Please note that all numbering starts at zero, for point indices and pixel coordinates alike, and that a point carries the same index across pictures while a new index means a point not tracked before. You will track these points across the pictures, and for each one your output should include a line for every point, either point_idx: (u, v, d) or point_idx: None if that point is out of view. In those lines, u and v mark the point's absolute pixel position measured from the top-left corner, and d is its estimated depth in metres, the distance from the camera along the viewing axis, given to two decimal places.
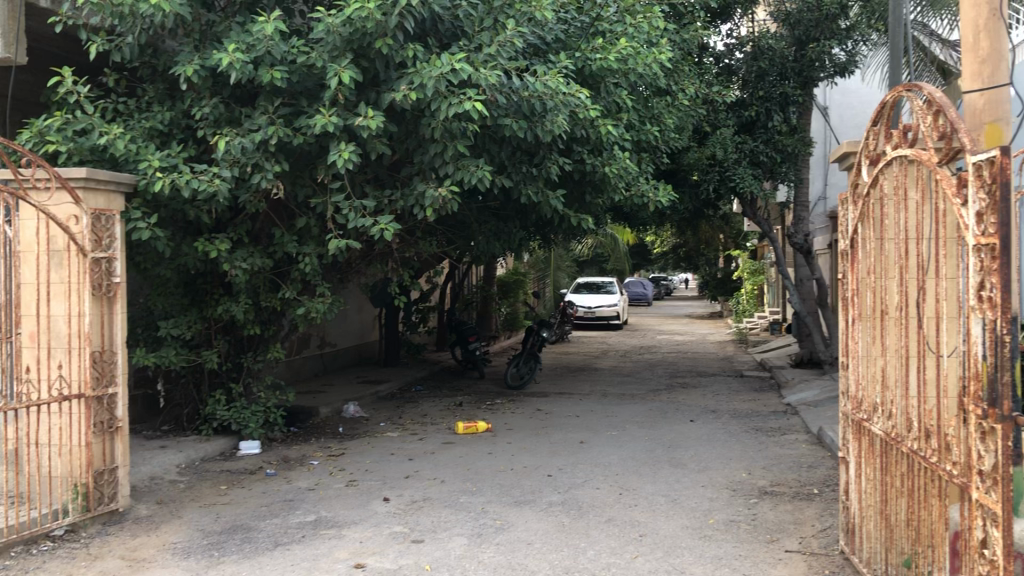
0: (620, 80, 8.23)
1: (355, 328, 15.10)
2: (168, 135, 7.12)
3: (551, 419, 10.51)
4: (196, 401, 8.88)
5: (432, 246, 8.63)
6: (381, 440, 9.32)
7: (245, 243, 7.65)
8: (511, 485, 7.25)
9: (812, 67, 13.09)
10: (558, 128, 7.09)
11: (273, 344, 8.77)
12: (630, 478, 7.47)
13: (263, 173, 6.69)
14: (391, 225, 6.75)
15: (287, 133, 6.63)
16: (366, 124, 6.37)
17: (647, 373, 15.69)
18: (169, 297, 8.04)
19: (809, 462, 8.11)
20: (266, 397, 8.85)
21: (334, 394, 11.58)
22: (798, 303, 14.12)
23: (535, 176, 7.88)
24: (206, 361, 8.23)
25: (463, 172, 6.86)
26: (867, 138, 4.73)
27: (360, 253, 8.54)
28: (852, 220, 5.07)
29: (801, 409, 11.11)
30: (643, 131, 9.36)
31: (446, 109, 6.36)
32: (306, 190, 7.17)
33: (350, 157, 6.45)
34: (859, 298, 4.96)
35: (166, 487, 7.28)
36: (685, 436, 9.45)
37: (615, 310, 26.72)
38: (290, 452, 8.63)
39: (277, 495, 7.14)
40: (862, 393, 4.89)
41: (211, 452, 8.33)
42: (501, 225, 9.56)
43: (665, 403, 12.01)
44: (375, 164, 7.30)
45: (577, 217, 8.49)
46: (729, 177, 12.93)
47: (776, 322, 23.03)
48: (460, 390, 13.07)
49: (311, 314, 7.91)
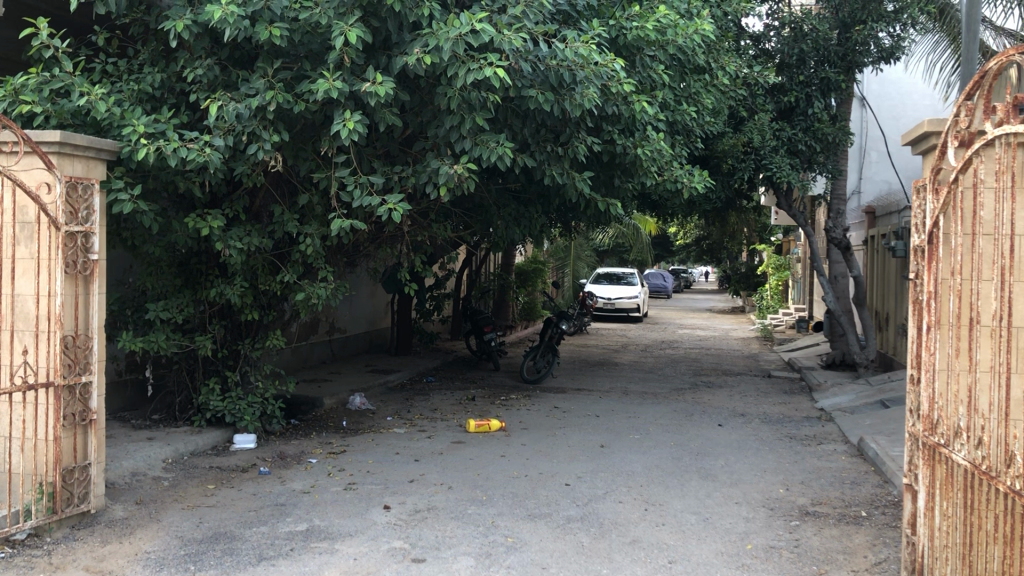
0: (658, 52, 7.49)
1: (365, 314, 14.47)
2: (159, 100, 6.49)
3: (568, 419, 9.83)
4: (189, 389, 8.29)
5: (448, 231, 7.96)
6: (385, 436, 8.69)
7: (241, 221, 7.02)
8: (525, 495, 6.59)
9: (856, 52, 12.25)
10: (589, 102, 6.39)
11: (273, 331, 8.15)
12: (655, 491, 6.78)
13: (261, 143, 6.05)
14: (400, 205, 6.11)
15: (287, 99, 5.96)
16: (374, 90, 5.69)
17: (670, 370, 14.97)
18: (160, 278, 7.43)
19: (852, 478, 7.38)
20: (263, 387, 8.25)
21: (339, 385, 10.98)
22: (832, 301, 13.35)
23: (560, 156, 7.19)
24: (200, 346, 7.62)
25: (481, 148, 6.19)
26: (956, 114, 4.02)
27: (369, 235, 7.89)
28: (930, 210, 4.34)
29: (837, 416, 10.37)
30: (677, 111, 8.61)
31: (463, 76, 5.67)
32: (308, 164, 6.50)
33: (356, 127, 5.77)
34: (937, 303, 4.25)
35: (148, 484, 6.65)
36: (714, 443, 8.75)
37: (636, 302, 25.99)
38: (287, 448, 8.02)
39: (268, 498, 6.52)
40: (938, 413, 4.21)
41: (202, 446, 7.73)
42: (522, 209, 8.86)
43: (690, 404, 11.30)
44: (385, 137, 6.62)
45: (606, 202, 7.76)
46: (765, 165, 12.16)
47: (803, 320, 22.20)
48: (473, 383, 12.43)
49: (311, 300, 7.25)
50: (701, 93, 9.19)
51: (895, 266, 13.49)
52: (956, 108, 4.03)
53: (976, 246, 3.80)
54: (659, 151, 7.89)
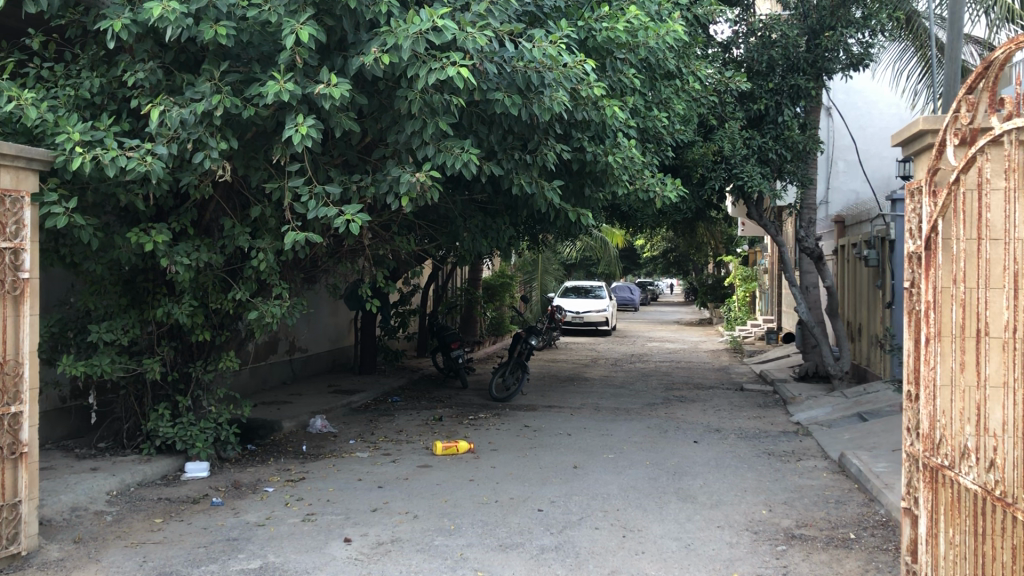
0: (628, 56, 7.21)
1: (327, 332, 14.00)
2: (98, 106, 6.03)
3: (539, 438, 9.45)
4: (138, 415, 7.80)
5: (412, 244, 7.57)
6: (347, 461, 8.26)
7: (189, 235, 6.59)
8: (495, 523, 6.20)
9: (826, 59, 12.09)
10: (558, 105, 6.06)
11: (226, 352, 7.69)
12: (633, 516, 6.42)
13: (207, 151, 5.63)
14: (359, 216, 5.73)
15: (235, 104, 5.56)
16: (329, 93, 5.32)
17: (641, 385, 14.65)
18: (103, 297, 6.95)
19: (836, 496, 7.07)
20: (217, 412, 7.78)
21: (300, 407, 10.50)
22: (805, 312, 13.13)
23: (528, 164, 6.87)
24: (148, 369, 7.15)
25: (445, 155, 5.83)
26: (956, 110, 3.72)
27: (327, 249, 7.48)
28: (927, 213, 4.05)
29: (815, 430, 10.10)
30: (647, 118, 8.33)
31: (425, 76, 5.31)
32: (260, 174, 6.10)
33: (309, 132, 5.39)
34: (937, 313, 3.96)
35: (89, 520, 6.17)
36: (691, 461, 8.42)
37: (604, 315, 25.74)
38: (243, 476, 7.55)
39: (220, 532, 6.06)
40: (940, 432, 3.91)
41: (150, 476, 7.24)
42: (489, 220, 8.51)
43: (664, 419, 10.97)
44: (342, 144, 6.24)
45: (577, 211, 7.41)
46: (736, 174, 11.95)
47: (773, 331, 22.04)
48: (439, 402, 12.01)
49: (265, 319, 6.82)
50: (671, 99, 8.92)
51: (866, 275, 13.31)
52: (955, 103, 3.72)
53: (984, 251, 3.50)
54: (630, 159, 7.56)
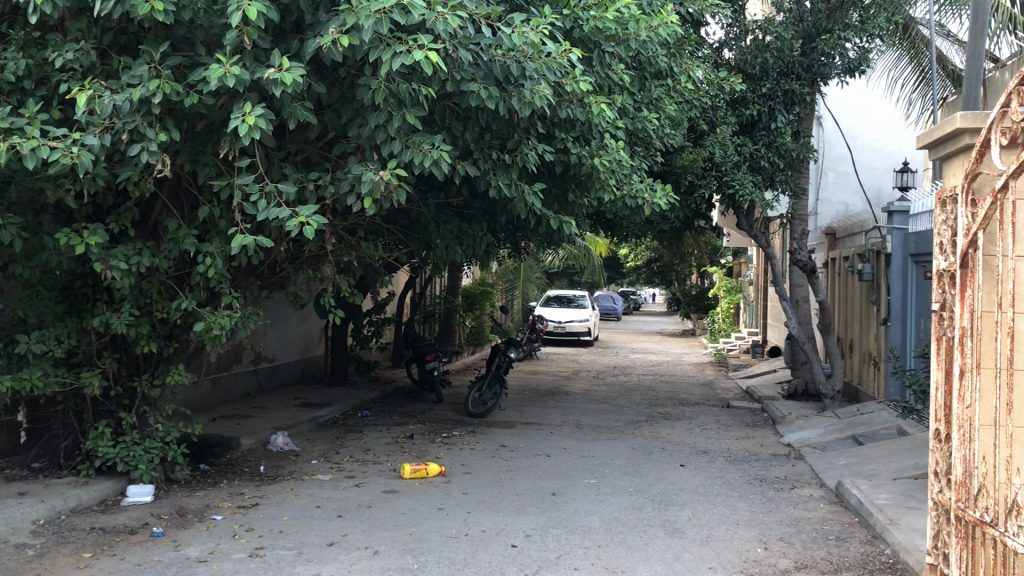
0: (617, 49, 6.67)
1: (296, 341, 13.34)
2: (25, 91, 5.36)
3: (516, 460, 8.84)
4: (77, 433, 7.12)
5: (379, 250, 6.95)
6: (306, 485, 7.61)
7: (130, 237, 5.94)
8: (463, 562, 5.58)
9: (822, 64, 11.59)
10: (540, 99, 5.50)
11: (175, 365, 7.03)
12: (616, 554, 5.81)
13: (145, 142, 5.02)
14: (315, 218, 5.12)
15: (177, 90, 4.96)
16: (280, 79, 4.72)
17: (623, 400, 14.04)
18: (36, 304, 6.28)
19: (836, 532, 6.48)
20: (165, 430, 7.10)
21: (261, 422, 9.83)
22: (796, 327, 12.57)
23: (507, 165, 6.28)
24: (86, 384, 6.49)
25: (412, 151, 5.23)
26: (1005, 105, 3.15)
27: (286, 255, 6.83)
28: (961, 224, 3.51)
29: (808, 454, 9.55)
30: (637, 119, 7.78)
31: (389, 61, 4.73)
32: (207, 170, 5.49)
33: (258, 122, 4.78)
34: (975, 341, 3.39)
35: (6, 556, 5.48)
36: (678, 488, 7.83)
37: (586, 326, 25.19)
38: (190, 501, 6.89)
39: (154, 569, 5.39)
40: (979, 481, 3.34)
41: (86, 501, 6.58)
42: (465, 226, 7.90)
43: (648, 439, 10.38)
44: (300, 139, 5.64)
45: (559, 218, 6.81)
46: (727, 182, 11.43)
47: (758, 344, 21.53)
48: (412, 417, 11.37)
49: (213, 331, 6.18)
50: (662, 100, 8.36)
51: (859, 289, 12.79)
52: (1005, 96, 3.16)
53: None
54: (618, 162, 6.98)
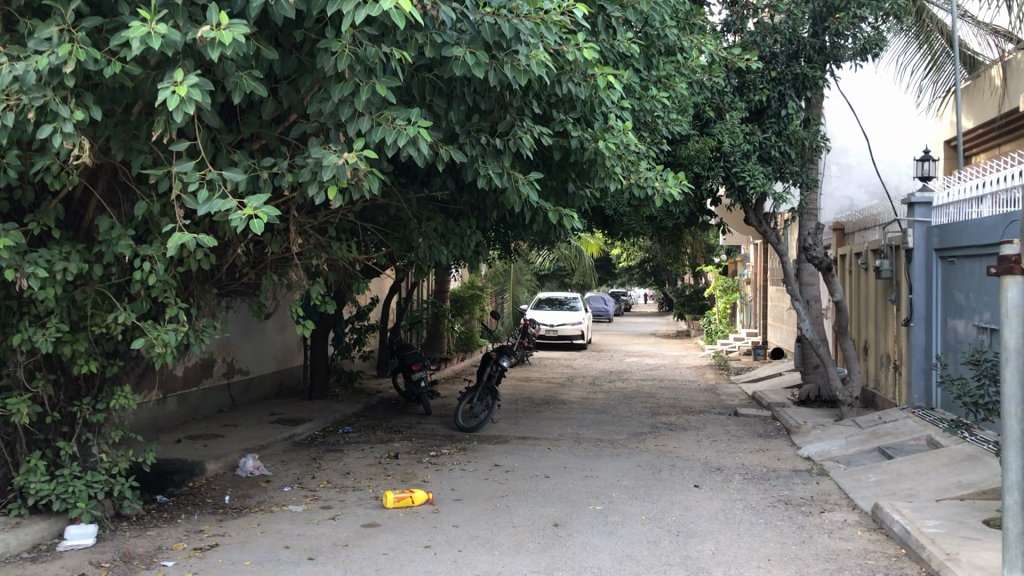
0: (624, 14, 5.84)
1: (272, 351, 12.42)
2: None
3: (511, 482, 7.96)
4: (8, 465, 6.18)
5: (353, 252, 6.04)
6: (275, 519, 6.70)
7: (57, 241, 5.05)
8: None
9: (835, 45, 10.77)
10: (537, 66, 4.64)
11: (121, 386, 6.11)
12: None
13: (58, 123, 4.11)
14: (266, 210, 4.22)
15: (94, 58, 4.05)
16: (217, 38, 3.82)
17: (623, 409, 13.16)
18: None
19: (883, 569, 5.61)
20: (110, 459, 6.19)
21: (229, 444, 8.91)
22: (809, 328, 11.70)
23: (499, 151, 5.42)
24: (14, 412, 5.57)
25: (383, 129, 4.33)
26: None
27: (245, 258, 5.92)
28: None
29: (832, 470, 8.68)
30: (643, 100, 6.95)
31: (350, 14, 3.87)
32: (142, 157, 4.60)
33: (191, 94, 3.90)
34: None
35: None
36: (695, 514, 6.95)
37: (580, 329, 24.31)
38: (138, 544, 5.97)
39: None
40: None
41: (14, 547, 5.65)
42: (451, 223, 6.99)
43: (655, 455, 9.50)
44: (254, 120, 4.78)
45: (558, 211, 5.89)
46: (736, 174, 10.55)
47: (759, 346, 20.68)
48: (397, 433, 10.47)
49: (156, 349, 5.25)
50: (670, 80, 7.53)
51: (874, 286, 11.95)
52: None
53: None
54: (626, 146, 6.12)
